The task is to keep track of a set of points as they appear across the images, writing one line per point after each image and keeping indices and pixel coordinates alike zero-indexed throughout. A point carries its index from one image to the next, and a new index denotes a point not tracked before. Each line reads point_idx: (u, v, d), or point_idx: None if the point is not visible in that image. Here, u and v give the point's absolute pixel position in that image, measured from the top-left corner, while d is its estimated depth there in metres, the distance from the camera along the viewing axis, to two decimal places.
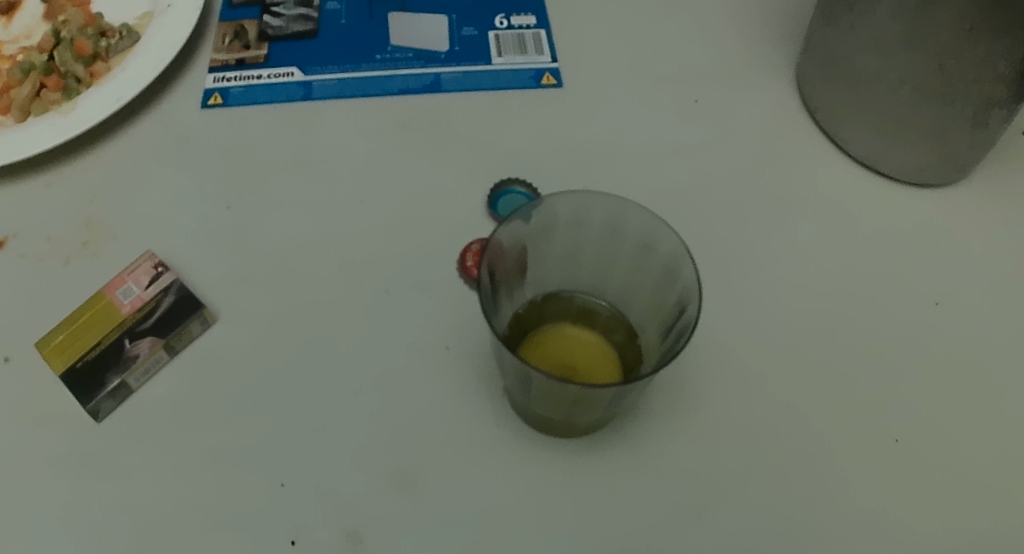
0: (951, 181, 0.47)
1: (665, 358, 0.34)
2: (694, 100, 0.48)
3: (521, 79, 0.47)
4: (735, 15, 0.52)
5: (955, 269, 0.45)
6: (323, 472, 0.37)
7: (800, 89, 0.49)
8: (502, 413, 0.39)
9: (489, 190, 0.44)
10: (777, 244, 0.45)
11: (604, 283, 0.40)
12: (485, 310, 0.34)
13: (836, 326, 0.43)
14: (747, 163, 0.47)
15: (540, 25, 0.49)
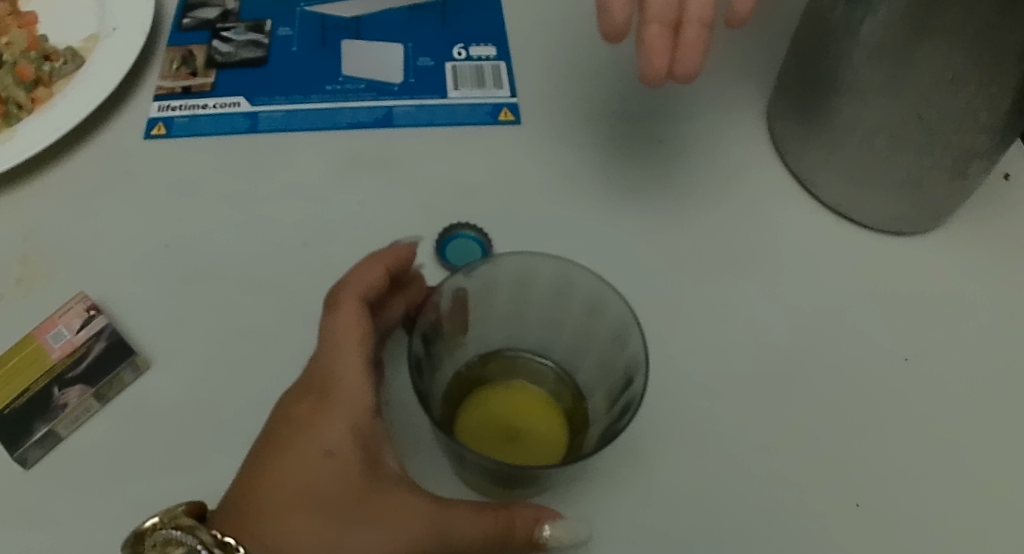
0: (926, 229, 0.45)
1: (604, 436, 0.33)
2: (659, 139, 0.46)
3: (477, 115, 0.46)
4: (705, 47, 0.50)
5: (929, 322, 0.43)
6: None
7: (770, 128, 0.47)
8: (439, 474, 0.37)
9: (438, 235, 0.42)
10: (740, 294, 0.43)
11: (552, 341, 0.38)
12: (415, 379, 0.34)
13: (799, 382, 0.41)
14: (712, 206, 0.45)
15: (500, 57, 0.48)
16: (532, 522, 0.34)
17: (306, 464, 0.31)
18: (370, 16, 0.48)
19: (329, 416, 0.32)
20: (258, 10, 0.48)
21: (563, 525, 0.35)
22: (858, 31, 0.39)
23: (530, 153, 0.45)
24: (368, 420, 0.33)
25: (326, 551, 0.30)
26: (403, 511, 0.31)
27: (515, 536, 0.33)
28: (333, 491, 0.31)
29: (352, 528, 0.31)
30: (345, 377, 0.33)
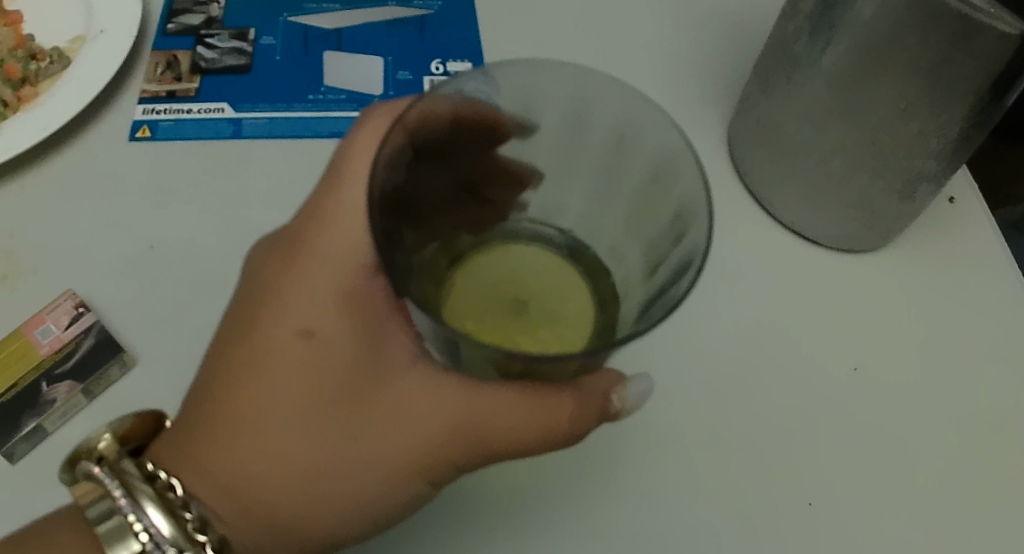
0: (876, 247, 0.48)
1: (644, 313, 0.29)
2: None
3: None
4: (672, 69, 0.52)
5: (876, 334, 0.46)
6: None
7: (730, 149, 0.50)
8: None
9: None
10: (698, 304, 0.45)
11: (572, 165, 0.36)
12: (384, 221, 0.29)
13: (750, 388, 0.43)
14: None
15: None
16: (602, 392, 0.33)
17: (285, 350, 0.33)
18: (351, 29, 0.49)
19: (321, 304, 0.34)
20: (242, 18, 0.49)
21: (635, 384, 0.35)
22: (820, 62, 0.42)
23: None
24: (371, 297, 0.34)
25: (322, 453, 0.32)
26: (416, 404, 0.32)
27: (575, 418, 0.33)
28: (327, 383, 0.33)
29: (348, 426, 0.32)
30: (338, 261, 0.34)
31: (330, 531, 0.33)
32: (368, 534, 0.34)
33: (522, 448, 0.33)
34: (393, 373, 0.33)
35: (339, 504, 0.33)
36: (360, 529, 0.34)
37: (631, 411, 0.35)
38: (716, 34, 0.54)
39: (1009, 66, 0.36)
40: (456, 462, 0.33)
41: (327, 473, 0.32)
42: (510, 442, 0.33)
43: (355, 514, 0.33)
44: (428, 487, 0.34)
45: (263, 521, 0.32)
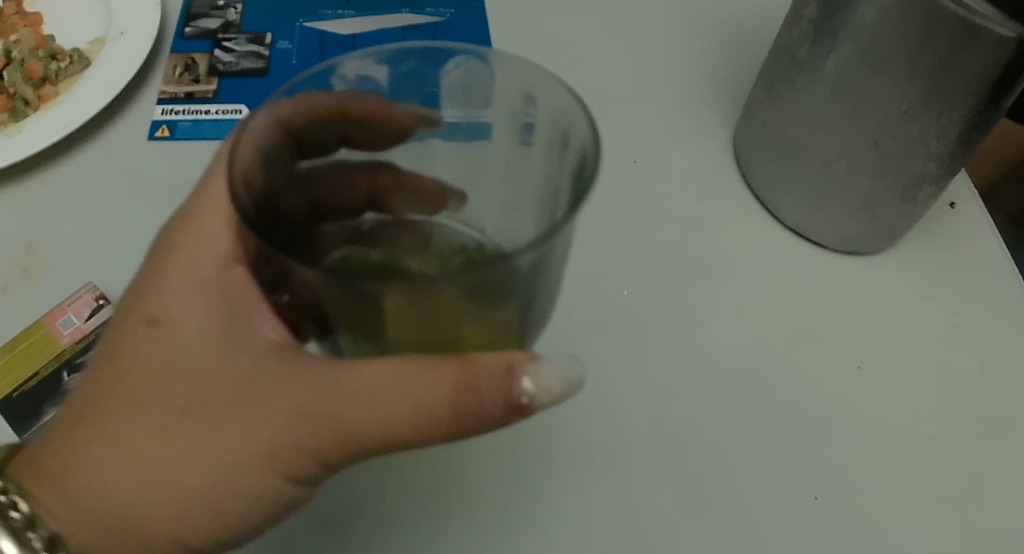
0: (878, 250, 0.49)
1: (542, 263, 0.28)
2: (633, 160, 0.52)
3: None
4: (675, 85, 0.55)
5: (879, 333, 0.47)
6: None
7: (738, 154, 0.52)
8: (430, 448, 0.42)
9: None
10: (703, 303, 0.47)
11: (482, 154, 0.39)
12: (258, 185, 0.29)
13: (757, 385, 0.45)
14: (675, 224, 0.50)
15: None
16: (501, 371, 0.30)
17: (145, 334, 0.33)
18: (365, 35, 0.50)
19: (185, 296, 0.34)
20: (259, 24, 0.50)
21: (546, 368, 0.31)
22: (823, 67, 0.43)
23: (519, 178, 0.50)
24: (230, 287, 0.34)
25: (154, 450, 0.32)
26: (262, 390, 0.31)
27: (460, 400, 0.30)
28: (180, 372, 0.32)
29: (181, 417, 0.32)
30: (203, 256, 0.35)
31: (193, 530, 0.33)
32: (217, 535, 0.34)
33: (402, 433, 0.31)
34: (242, 361, 0.32)
35: (181, 502, 0.32)
36: (212, 527, 0.33)
37: (548, 400, 0.31)
38: (718, 48, 0.57)
39: (1007, 68, 0.38)
40: (294, 448, 0.31)
41: (154, 463, 0.32)
42: (383, 425, 0.31)
43: (203, 510, 0.32)
44: (280, 481, 0.32)
45: (86, 514, 0.32)
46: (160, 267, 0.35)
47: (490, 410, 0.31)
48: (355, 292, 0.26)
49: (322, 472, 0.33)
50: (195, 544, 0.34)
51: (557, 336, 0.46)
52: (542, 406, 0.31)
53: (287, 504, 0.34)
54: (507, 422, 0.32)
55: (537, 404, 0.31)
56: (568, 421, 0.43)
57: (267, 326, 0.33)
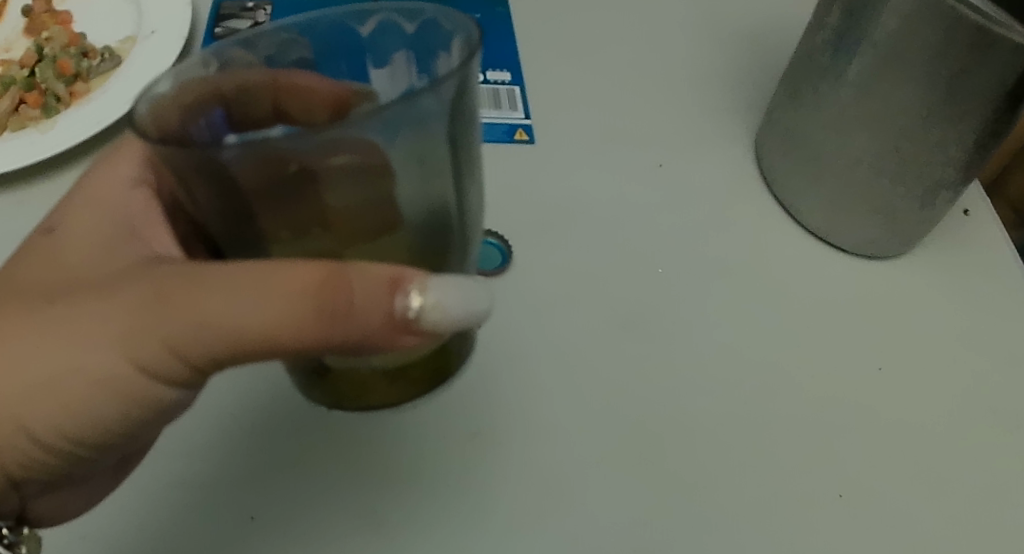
0: (896, 254, 0.51)
1: (423, 150, 0.28)
2: (659, 164, 0.53)
3: (495, 133, 0.53)
4: (694, 93, 0.57)
5: (898, 335, 0.48)
6: (292, 473, 0.41)
7: (760, 160, 0.53)
8: (466, 441, 0.42)
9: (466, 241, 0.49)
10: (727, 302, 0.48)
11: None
12: (174, 126, 0.28)
13: (783, 378, 0.46)
14: (695, 223, 0.51)
15: (514, 82, 0.55)
16: (382, 281, 0.28)
17: (54, 243, 0.37)
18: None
19: (87, 212, 0.38)
20: None
21: (437, 285, 0.28)
22: (845, 74, 0.45)
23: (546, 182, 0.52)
24: (129, 203, 0.39)
25: (8, 326, 0.33)
26: (127, 280, 0.32)
27: (291, 299, 0.28)
28: (71, 272, 0.35)
29: (42, 301, 0.33)
30: (115, 187, 0.40)
31: (40, 418, 0.34)
32: (74, 431, 0.35)
33: (282, 340, 0.29)
34: (130, 258, 0.35)
35: (23, 384, 0.33)
36: (66, 420, 0.34)
37: (441, 318, 0.28)
38: (736, 55, 0.59)
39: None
40: (166, 341, 0.31)
41: (6, 347, 0.33)
42: (253, 331, 0.29)
43: (43, 392, 0.33)
44: (139, 372, 0.32)
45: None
46: (73, 202, 0.39)
47: (370, 323, 0.28)
48: (219, 171, 0.25)
49: (193, 377, 0.33)
50: (43, 438, 0.35)
51: (590, 330, 0.46)
52: (433, 326, 0.29)
53: (156, 408, 0.35)
54: (398, 340, 0.29)
55: (427, 320, 0.28)
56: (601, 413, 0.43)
57: (159, 239, 0.36)
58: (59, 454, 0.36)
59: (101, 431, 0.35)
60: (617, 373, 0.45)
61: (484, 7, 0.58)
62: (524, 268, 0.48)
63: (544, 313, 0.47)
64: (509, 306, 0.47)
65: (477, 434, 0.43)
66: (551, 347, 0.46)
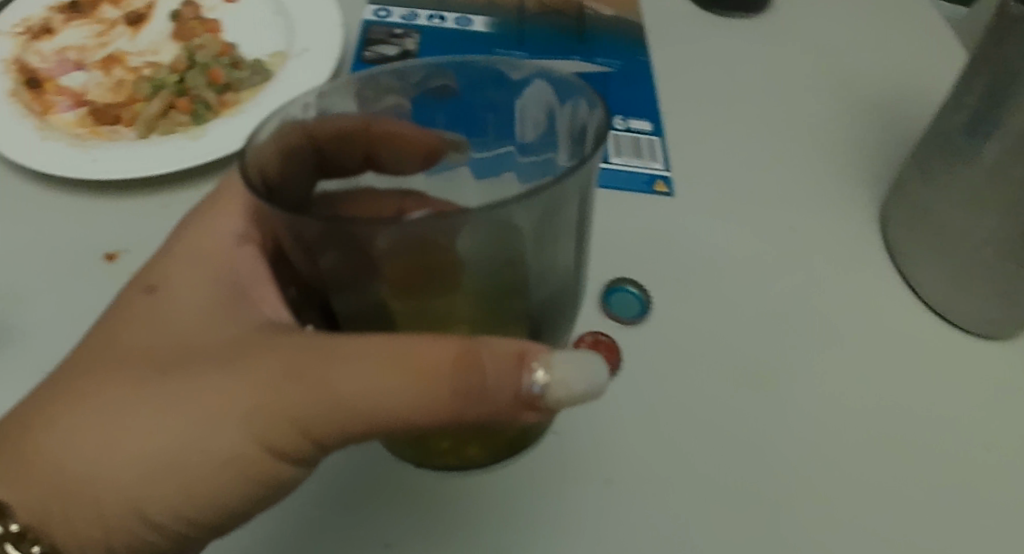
0: (1012, 335, 0.50)
1: (547, 221, 0.30)
2: (790, 227, 0.54)
3: (636, 182, 0.55)
4: (812, 161, 0.58)
5: (1017, 418, 0.47)
6: (432, 499, 0.41)
7: (883, 228, 0.54)
8: (594, 482, 0.42)
9: (602, 286, 0.50)
10: (846, 366, 0.48)
11: (507, 182, 0.37)
12: (276, 173, 0.31)
13: (907, 447, 0.45)
14: (810, 283, 0.52)
15: (656, 134, 0.58)
16: (512, 358, 0.30)
17: (143, 314, 0.36)
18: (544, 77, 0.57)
19: (190, 272, 0.38)
20: (435, 57, 0.56)
21: (560, 362, 0.30)
22: (979, 157, 0.45)
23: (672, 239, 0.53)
24: (237, 264, 0.38)
25: (123, 405, 0.33)
26: (238, 353, 0.33)
27: (431, 381, 0.30)
28: (173, 338, 0.35)
29: (156, 378, 0.33)
30: (221, 245, 0.39)
31: (159, 502, 0.33)
32: (191, 512, 0.34)
33: (414, 419, 0.30)
34: (236, 326, 0.35)
35: (138, 460, 0.33)
36: (188, 503, 0.33)
37: (565, 393, 0.30)
38: (861, 127, 0.60)
39: None
40: (295, 419, 0.31)
41: (122, 426, 0.33)
42: (385, 409, 0.30)
43: (166, 475, 0.33)
44: (268, 452, 0.33)
45: (55, 477, 0.34)
46: (167, 256, 0.39)
47: (501, 400, 0.30)
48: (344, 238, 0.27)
49: (317, 451, 0.33)
50: (156, 517, 0.34)
51: (712, 380, 0.46)
52: (557, 401, 0.31)
53: (274, 484, 0.35)
54: (520, 414, 0.31)
55: (552, 395, 0.30)
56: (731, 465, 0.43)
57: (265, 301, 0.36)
58: (166, 532, 0.35)
59: (219, 511, 0.34)
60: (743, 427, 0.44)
61: (625, 55, 0.61)
62: (651, 316, 0.49)
63: None
64: (637, 352, 0.47)
65: (611, 479, 0.42)
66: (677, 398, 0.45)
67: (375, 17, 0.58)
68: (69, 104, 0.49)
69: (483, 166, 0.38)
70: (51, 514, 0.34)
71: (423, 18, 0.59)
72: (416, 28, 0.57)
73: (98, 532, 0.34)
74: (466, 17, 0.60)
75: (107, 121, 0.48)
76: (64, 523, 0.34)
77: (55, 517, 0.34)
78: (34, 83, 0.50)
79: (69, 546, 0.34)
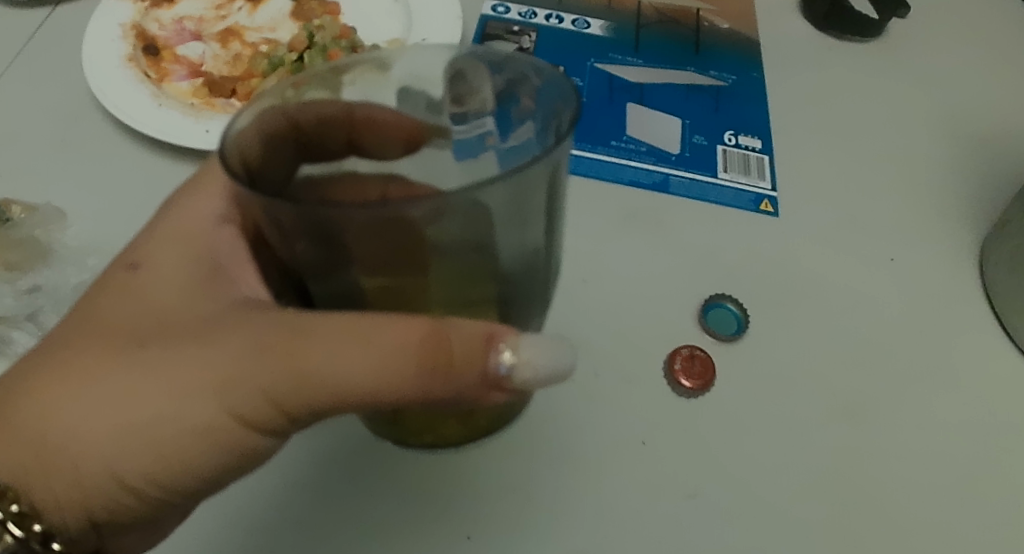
0: None
1: (520, 202, 0.27)
2: (890, 258, 0.49)
3: (742, 201, 0.51)
4: (938, 184, 0.53)
5: None
6: (514, 493, 0.39)
7: (983, 267, 0.49)
8: (679, 508, 0.39)
9: (701, 302, 0.46)
10: (965, 421, 0.43)
11: (485, 161, 0.32)
12: (256, 159, 0.28)
13: (978, 508, 0.41)
14: (932, 324, 0.47)
15: (765, 150, 0.53)
16: (478, 339, 0.27)
17: (122, 283, 0.33)
18: (652, 85, 0.55)
19: (172, 245, 0.35)
20: (551, 57, 0.55)
21: (528, 344, 0.28)
22: None
23: (782, 258, 0.49)
24: (217, 243, 0.35)
25: (96, 371, 0.30)
26: (214, 330, 0.30)
27: (409, 358, 0.27)
28: (146, 311, 0.32)
29: (131, 348, 0.30)
30: (199, 225, 0.36)
31: (133, 468, 0.31)
32: (166, 482, 0.31)
33: (386, 396, 0.28)
34: (213, 306, 0.32)
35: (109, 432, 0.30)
36: (157, 471, 0.31)
37: (532, 375, 0.28)
38: (1009, 155, 0.54)
39: None
40: (264, 393, 0.29)
41: (93, 392, 0.30)
42: (352, 387, 0.28)
43: (137, 443, 0.30)
44: (239, 425, 0.30)
45: (24, 436, 0.31)
46: (149, 233, 0.36)
47: (468, 380, 0.28)
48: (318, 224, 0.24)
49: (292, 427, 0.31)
50: (132, 484, 0.31)
51: (813, 418, 0.42)
52: (524, 383, 0.28)
53: (250, 460, 0.32)
54: (486, 394, 0.29)
55: (519, 377, 0.28)
56: (786, 505, 0.40)
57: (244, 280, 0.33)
58: (145, 500, 0.32)
59: (192, 482, 0.32)
60: (799, 462, 0.41)
61: (738, 71, 0.57)
62: (753, 339, 0.45)
63: (762, 387, 0.43)
64: (732, 375, 0.43)
65: (647, 503, 0.39)
66: (753, 426, 0.42)
67: (494, 12, 0.57)
68: (185, 74, 0.50)
69: (465, 148, 0.33)
70: (29, 475, 0.31)
71: (541, 17, 0.57)
72: (533, 28, 0.56)
73: (77, 496, 0.31)
74: (583, 19, 0.58)
75: (222, 93, 0.49)
76: (45, 484, 0.31)
77: (31, 477, 0.31)
78: (152, 50, 0.51)
79: (48, 511, 0.32)
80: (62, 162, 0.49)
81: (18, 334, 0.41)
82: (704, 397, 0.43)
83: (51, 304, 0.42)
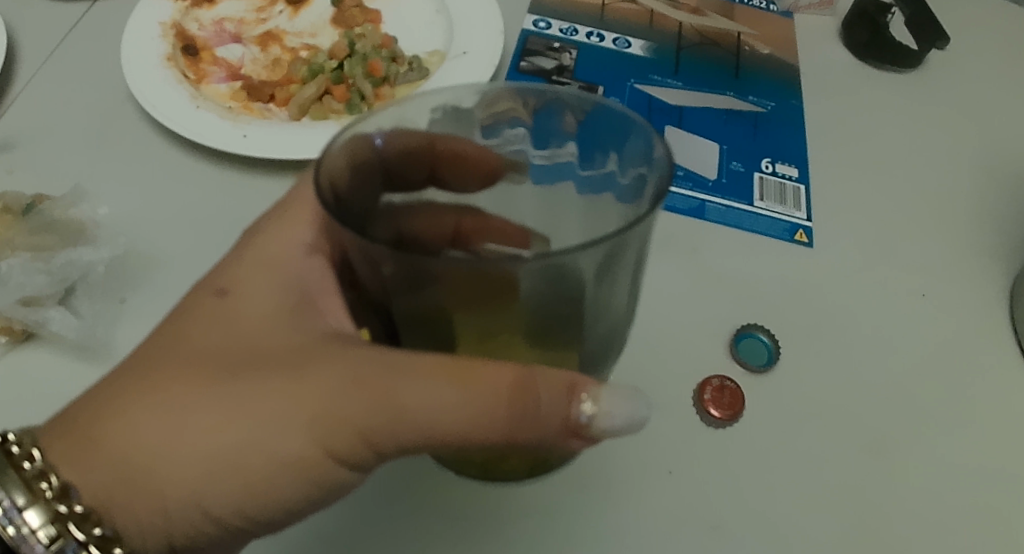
0: None
1: (611, 260, 0.27)
2: (922, 293, 0.49)
3: (777, 230, 0.50)
4: (972, 221, 0.52)
5: None
6: (540, 518, 0.39)
7: (1014, 308, 0.48)
8: (700, 540, 0.39)
9: (733, 331, 0.46)
10: (987, 462, 0.43)
11: (564, 193, 0.35)
12: (345, 188, 0.29)
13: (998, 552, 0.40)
14: (960, 362, 0.46)
15: (801, 180, 0.53)
16: (562, 388, 0.28)
17: (207, 308, 0.33)
18: (691, 109, 0.54)
19: (257, 273, 0.35)
20: (591, 75, 0.55)
21: (608, 395, 0.29)
22: None
23: (814, 288, 0.48)
24: (304, 275, 0.35)
25: (186, 398, 0.30)
26: (303, 361, 0.30)
27: (500, 405, 0.28)
28: (233, 340, 0.32)
29: (225, 376, 0.31)
30: (287, 253, 0.35)
31: (219, 496, 0.31)
32: (247, 507, 0.32)
33: (471, 439, 0.29)
34: (301, 335, 0.32)
35: (199, 458, 0.30)
36: (242, 500, 0.31)
37: (609, 426, 0.29)
38: None
39: None
40: (354, 429, 0.29)
41: (182, 420, 0.30)
42: (441, 429, 0.29)
43: (226, 471, 0.30)
44: (326, 457, 0.31)
45: (109, 462, 0.30)
46: (236, 258, 0.36)
47: (550, 426, 0.29)
48: (420, 266, 0.25)
49: (375, 460, 0.31)
50: (217, 511, 0.32)
51: (838, 455, 0.42)
52: (601, 432, 0.29)
53: (330, 492, 0.33)
54: (565, 440, 0.30)
55: (597, 426, 0.29)
56: (806, 540, 0.39)
57: (333, 312, 0.33)
58: (224, 525, 0.33)
59: (275, 508, 0.32)
60: (822, 497, 0.41)
61: (777, 97, 0.56)
62: (782, 370, 0.45)
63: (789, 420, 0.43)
64: (759, 406, 0.43)
65: (670, 530, 0.39)
66: (780, 459, 0.42)
67: (535, 27, 0.57)
68: (224, 76, 0.51)
69: (544, 173, 0.35)
70: (112, 496, 0.31)
71: (582, 34, 0.57)
72: (574, 44, 0.56)
73: (160, 520, 0.31)
74: (624, 38, 0.57)
75: (261, 99, 0.49)
76: (128, 512, 0.31)
77: (114, 503, 0.31)
78: (192, 50, 0.51)
79: (130, 535, 0.31)
80: (100, 157, 0.49)
81: (54, 314, 0.40)
82: (732, 427, 0.42)
83: (85, 289, 0.42)
